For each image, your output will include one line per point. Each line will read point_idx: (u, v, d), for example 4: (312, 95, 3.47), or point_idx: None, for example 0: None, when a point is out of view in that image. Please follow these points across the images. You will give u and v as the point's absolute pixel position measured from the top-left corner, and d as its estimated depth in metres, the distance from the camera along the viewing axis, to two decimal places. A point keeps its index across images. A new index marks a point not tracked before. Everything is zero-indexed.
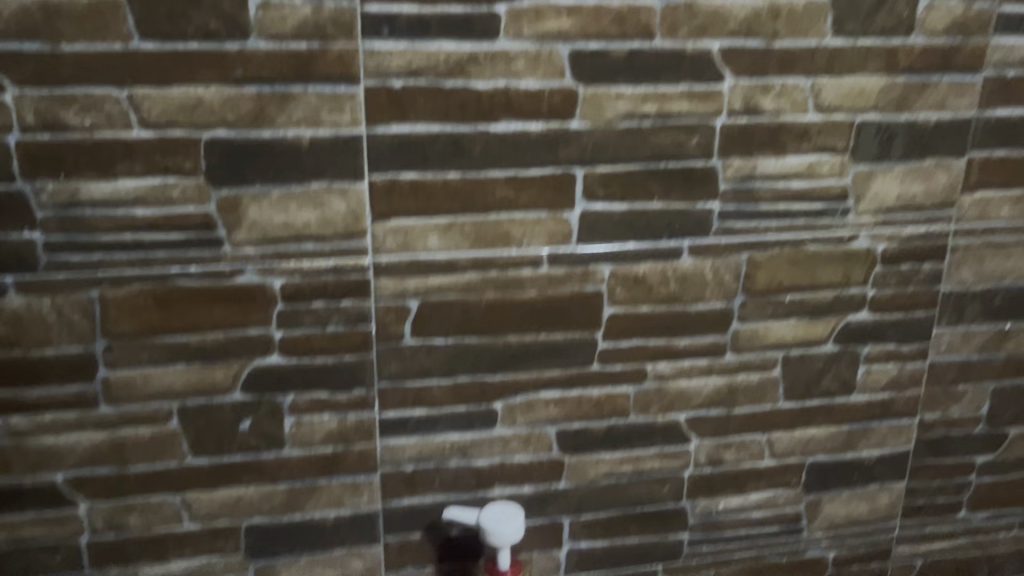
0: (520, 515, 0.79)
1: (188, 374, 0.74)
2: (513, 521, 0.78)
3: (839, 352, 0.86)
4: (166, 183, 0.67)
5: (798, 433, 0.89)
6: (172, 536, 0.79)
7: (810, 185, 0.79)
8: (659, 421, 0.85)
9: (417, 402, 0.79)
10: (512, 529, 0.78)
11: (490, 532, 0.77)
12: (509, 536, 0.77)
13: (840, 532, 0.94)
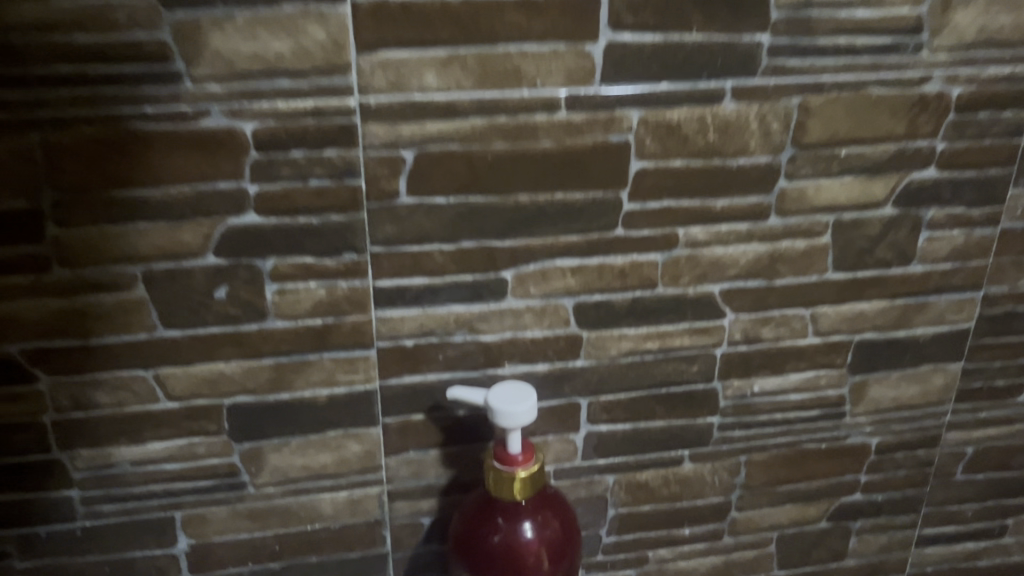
0: (533, 395, 0.70)
1: (152, 234, 0.64)
2: (525, 401, 0.69)
3: (899, 217, 0.75)
4: (109, 3, 0.57)
5: (847, 308, 0.79)
6: (148, 416, 0.71)
7: (878, 16, 0.66)
8: (691, 294, 0.75)
9: (416, 270, 0.69)
10: (525, 410, 0.69)
11: (500, 414, 0.69)
12: (520, 417, 0.69)
13: (886, 417, 0.86)
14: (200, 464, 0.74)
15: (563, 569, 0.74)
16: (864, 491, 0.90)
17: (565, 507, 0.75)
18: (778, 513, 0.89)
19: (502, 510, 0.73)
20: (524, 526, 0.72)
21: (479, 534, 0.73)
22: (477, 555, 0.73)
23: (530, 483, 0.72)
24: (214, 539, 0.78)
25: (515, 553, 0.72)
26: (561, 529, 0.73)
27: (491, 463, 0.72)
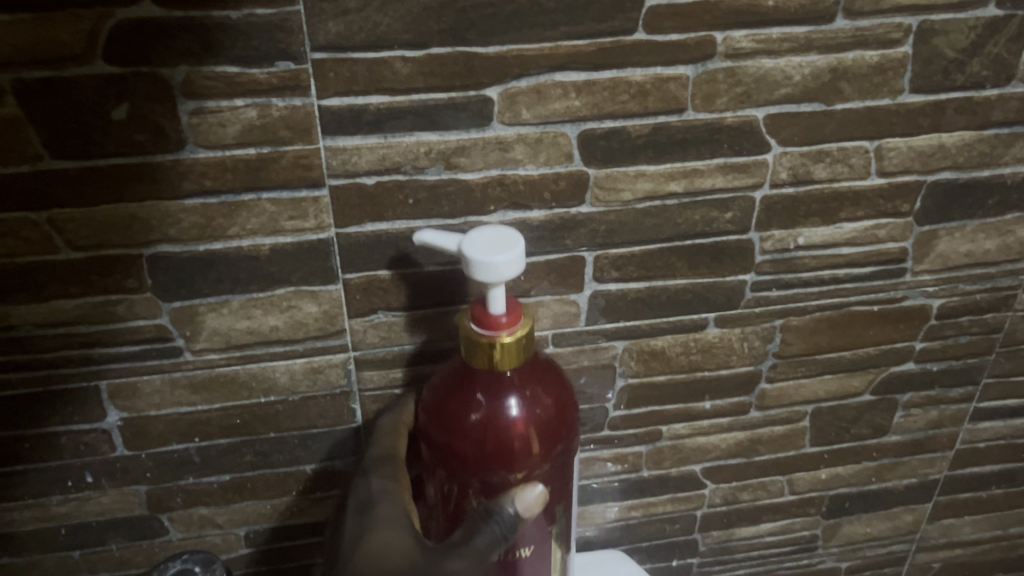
0: (521, 246, 0.55)
1: (17, 32, 0.49)
2: (512, 251, 0.54)
3: (1000, 19, 0.59)
4: None
5: (921, 141, 0.63)
6: (47, 268, 0.58)
7: None
8: (728, 121, 0.59)
9: (374, 85, 0.54)
10: (509, 263, 0.55)
11: (477, 264, 0.54)
12: (502, 267, 0.54)
13: (954, 274, 0.71)
14: (122, 328, 0.61)
15: (555, 456, 0.61)
16: (918, 360, 0.77)
17: (559, 383, 0.62)
18: (816, 385, 0.77)
19: (482, 385, 0.60)
20: (510, 403, 0.59)
21: (454, 411, 0.60)
22: (451, 438, 0.60)
23: (518, 353, 0.58)
24: (150, 413, 0.66)
25: (498, 436, 0.59)
26: (554, 408, 0.61)
27: (469, 324, 0.59)
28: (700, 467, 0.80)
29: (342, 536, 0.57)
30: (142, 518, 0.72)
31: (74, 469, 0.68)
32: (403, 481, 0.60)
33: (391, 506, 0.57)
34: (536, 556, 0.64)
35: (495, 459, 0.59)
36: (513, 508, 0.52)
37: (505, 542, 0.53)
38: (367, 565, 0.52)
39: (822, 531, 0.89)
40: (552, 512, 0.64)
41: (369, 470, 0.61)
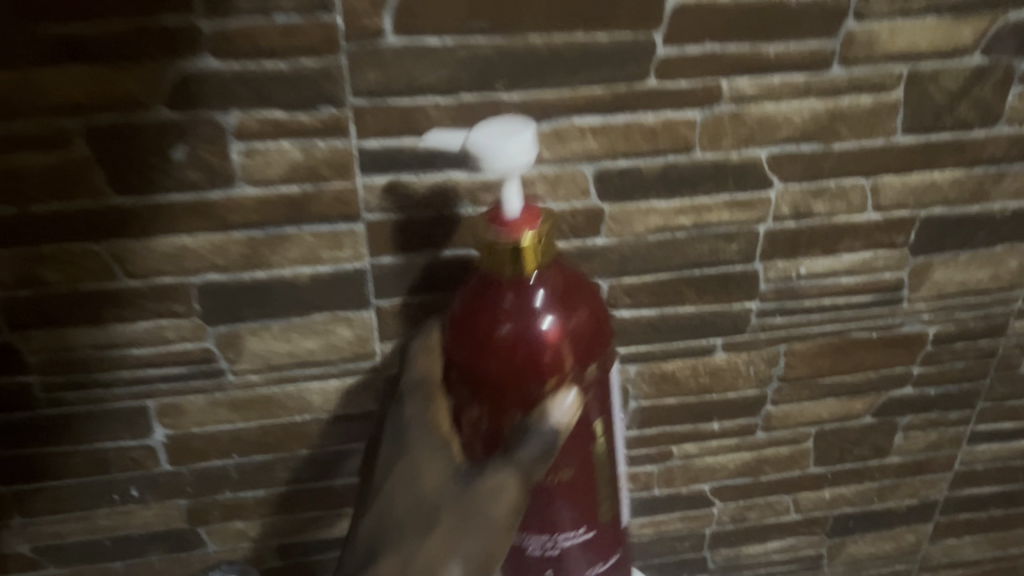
0: (529, 125, 0.52)
1: (90, 81, 0.54)
2: (520, 135, 0.51)
3: (986, 68, 0.63)
4: None
5: (914, 178, 0.68)
6: (104, 295, 0.62)
7: None
8: (733, 160, 0.64)
9: (408, 129, 0.59)
10: (521, 150, 0.51)
11: (486, 153, 0.50)
12: (512, 152, 0.50)
13: (949, 303, 0.76)
14: (170, 350, 0.66)
15: (591, 366, 0.57)
16: (917, 384, 0.81)
17: (589, 292, 0.58)
18: (819, 408, 0.81)
19: (508, 293, 0.55)
20: (540, 312, 0.54)
21: (481, 326, 0.55)
22: (477, 354, 0.55)
23: (539, 252, 0.54)
24: (193, 430, 0.70)
25: (530, 349, 0.54)
26: (586, 314, 0.56)
27: (484, 230, 0.54)
28: (709, 486, 0.84)
29: (382, 464, 0.58)
30: (182, 530, 0.76)
31: (120, 483, 0.72)
32: (440, 402, 0.58)
33: (425, 438, 0.57)
34: (577, 480, 0.60)
35: (528, 375, 0.54)
36: (552, 423, 0.53)
37: (550, 454, 0.53)
38: (401, 509, 0.55)
39: (827, 550, 0.93)
40: (592, 429, 0.59)
41: (407, 393, 0.59)
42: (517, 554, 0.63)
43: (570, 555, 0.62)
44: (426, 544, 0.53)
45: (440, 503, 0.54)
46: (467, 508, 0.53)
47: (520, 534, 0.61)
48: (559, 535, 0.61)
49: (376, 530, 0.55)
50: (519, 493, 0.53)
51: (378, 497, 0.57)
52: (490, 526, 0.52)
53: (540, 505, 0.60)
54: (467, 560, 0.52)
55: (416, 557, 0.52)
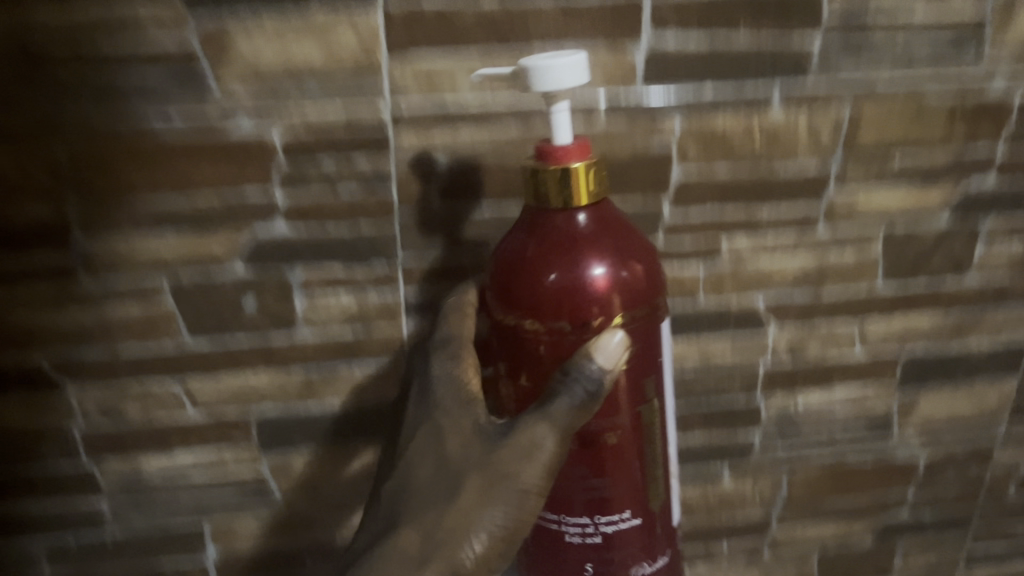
0: (584, 56, 0.52)
1: (180, 243, 0.63)
2: (571, 55, 0.50)
3: (955, 227, 0.72)
4: (134, 12, 0.55)
5: (897, 322, 0.75)
6: (174, 427, 0.70)
7: (935, 19, 0.63)
8: (734, 307, 0.72)
9: (450, 281, 0.66)
10: (570, 72, 0.50)
11: (535, 71, 0.50)
12: (561, 71, 0.50)
13: (936, 432, 0.82)
14: (228, 476, 0.72)
15: (641, 317, 0.55)
16: (913, 509, 0.86)
17: (640, 241, 0.56)
18: (822, 532, 0.86)
19: (554, 239, 0.54)
20: (589, 259, 0.53)
21: (525, 273, 0.54)
22: (523, 304, 0.54)
23: (589, 185, 0.53)
24: (243, 547, 0.75)
25: (578, 297, 0.53)
26: (635, 261, 0.54)
27: (532, 165, 0.54)
28: None
29: (408, 419, 0.60)
30: None
31: None
32: (470, 358, 0.59)
33: (451, 392, 0.58)
34: (624, 449, 0.57)
35: (575, 324, 0.53)
36: (596, 364, 0.51)
37: (593, 402, 0.52)
38: (425, 472, 0.56)
39: None
40: (642, 387, 0.57)
41: (438, 347, 0.60)
42: (558, 544, 0.60)
43: (616, 544, 0.59)
44: (451, 510, 0.52)
45: (464, 465, 0.54)
46: (493, 471, 0.52)
47: (560, 515, 0.59)
48: (601, 519, 0.58)
49: (401, 492, 0.57)
50: (555, 449, 0.52)
51: (403, 459, 0.58)
52: (517, 489, 0.52)
53: (581, 477, 0.57)
54: (490, 527, 0.52)
55: (440, 521, 0.53)
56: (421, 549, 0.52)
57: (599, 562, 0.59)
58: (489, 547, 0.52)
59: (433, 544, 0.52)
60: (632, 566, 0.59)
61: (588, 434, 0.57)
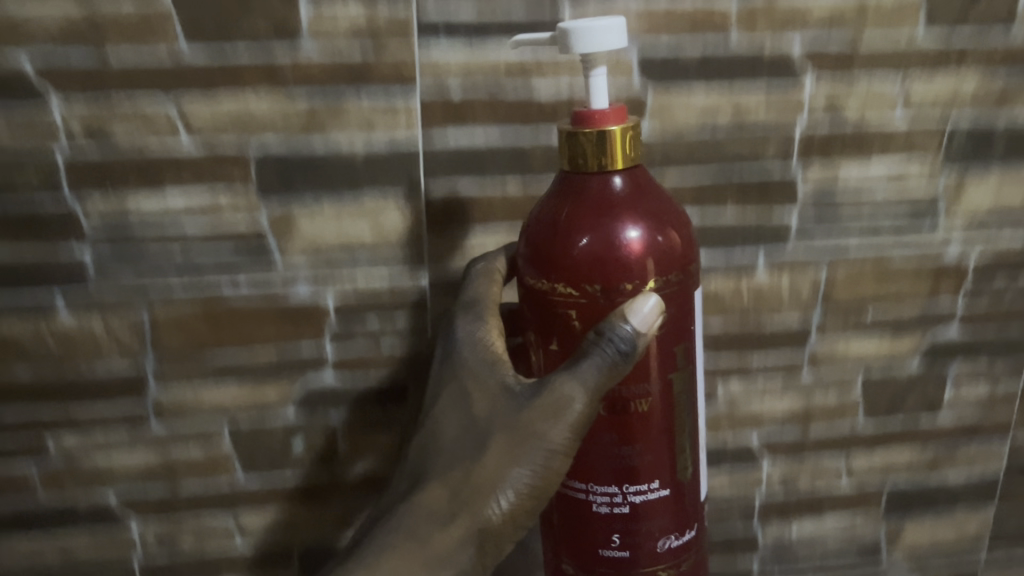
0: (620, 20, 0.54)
1: (240, 392, 0.70)
2: (610, 19, 0.53)
3: (926, 371, 0.80)
4: (216, 197, 0.64)
5: (879, 456, 0.83)
6: (224, 556, 0.75)
7: (895, 196, 0.73)
8: (729, 444, 0.80)
9: None
10: (611, 33, 0.53)
11: (576, 33, 0.53)
12: (602, 36, 0.53)
13: (922, 558, 0.88)
14: None
15: (675, 284, 0.56)
16: None
17: (676, 209, 0.57)
18: None
19: (589, 202, 0.55)
20: (624, 222, 0.55)
21: (558, 238, 0.56)
22: (555, 269, 0.56)
23: (626, 149, 0.55)
24: None
25: (609, 261, 0.54)
26: (670, 226, 0.56)
27: (568, 129, 0.56)
28: None
29: (431, 383, 0.60)
30: None
31: None
32: (494, 322, 0.60)
33: (476, 352, 0.59)
34: (652, 417, 0.59)
35: (607, 287, 0.55)
36: (630, 326, 0.52)
37: (625, 363, 0.53)
38: (449, 432, 0.56)
39: None
40: (673, 356, 0.58)
41: (461, 310, 0.61)
42: (586, 515, 0.61)
43: (643, 514, 0.60)
44: (480, 464, 0.53)
45: (490, 423, 0.54)
46: (522, 428, 0.53)
47: (589, 484, 0.60)
48: (629, 489, 0.60)
49: (424, 449, 0.57)
50: (585, 409, 0.52)
51: (425, 421, 0.59)
52: (544, 448, 0.52)
53: (610, 445, 0.59)
54: (517, 485, 0.53)
55: (467, 478, 0.53)
56: (446, 506, 0.53)
57: (626, 534, 0.60)
58: (516, 505, 0.53)
59: (460, 502, 0.53)
60: (659, 538, 0.61)
61: (617, 400, 0.58)
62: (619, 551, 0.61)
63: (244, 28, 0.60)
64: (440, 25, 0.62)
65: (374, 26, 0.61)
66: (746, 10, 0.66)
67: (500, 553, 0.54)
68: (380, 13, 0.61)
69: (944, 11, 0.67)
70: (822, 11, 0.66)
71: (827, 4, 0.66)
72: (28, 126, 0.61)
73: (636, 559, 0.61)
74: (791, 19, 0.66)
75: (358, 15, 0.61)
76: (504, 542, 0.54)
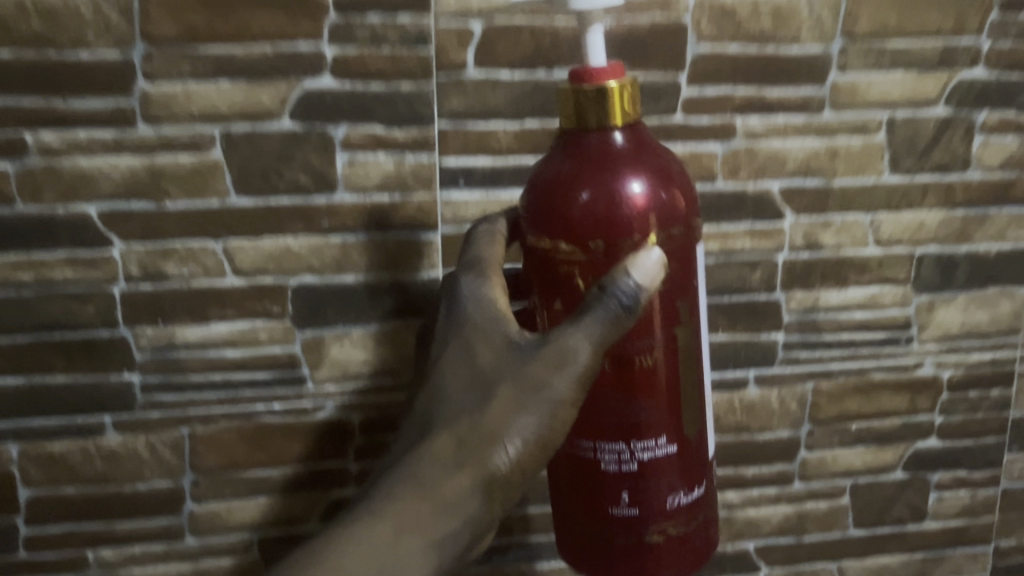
0: None
1: (269, 506, 0.75)
2: None
3: (909, 479, 0.85)
4: (255, 326, 0.71)
5: (871, 561, 0.87)
6: None
7: (872, 316, 0.80)
8: (728, 550, 0.85)
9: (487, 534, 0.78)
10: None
11: None
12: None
13: None
14: None
15: (676, 239, 0.57)
16: None
17: (677, 168, 0.58)
18: None
19: (590, 158, 0.56)
20: (626, 176, 0.55)
21: (560, 193, 0.56)
22: (558, 225, 0.56)
23: (624, 105, 0.56)
24: None
25: (610, 213, 0.55)
26: (670, 182, 0.57)
27: (570, 87, 0.57)
28: None
29: (435, 340, 0.61)
30: None
31: None
32: (497, 279, 0.61)
33: (479, 307, 0.59)
34: (658, 372, 0.58)
35: (609, 242, 0.55)
36: (633, 280, 0.53)
37: (628, 316, 0.53)
38: (455, 385, 0.58)
39: None
40: (676, 310, 0.58)
41: (463, 268, 0.62)
42: (595, 475, 0.60)
43: (651, 472, 0.59)
44: (489, 411, 0.55)
45: (496, 375, 0.56)
46: (528, 380, 0.54)
47: (596, 442, 0.59)
48: (636, 445, 0.59)
49: (432, 400, 0.59)
50: (589, 362, 0.54)
51: (432, 375, 0.60)
52: (550, 397, 0.54)
53: (616, 402, 0.58)
54: (524, 432, 0.54)
55: (474, 427, 0.55)
56: (455, 452, 0.55)
57: (635, 491, 0.59)
58: (524, 453, 0.54)
59: (467, 449, 0.55)
60: (668, 495, 0.60)
61: (622, 356, 0.58)
62: (629, 508, 0.59)
63: (286, 177, 0.68)
64: (459, 170, 0.69)
65: (401, 172, 0.68)
66: (730, 155, 0.73)
67: (510, 499, 0.56)
68: (407, 160, 0.68)
69: (906, 156, 0.76)
70: (797, 155, 0.74)
71: (802, 150, 0.74)
72: (91, 264, 0.68)
73: (646, 517, 0.59)
74: (770, 163, 0.74)
75: (387, 163, 0.68)
76: (514, 489, 0.55)
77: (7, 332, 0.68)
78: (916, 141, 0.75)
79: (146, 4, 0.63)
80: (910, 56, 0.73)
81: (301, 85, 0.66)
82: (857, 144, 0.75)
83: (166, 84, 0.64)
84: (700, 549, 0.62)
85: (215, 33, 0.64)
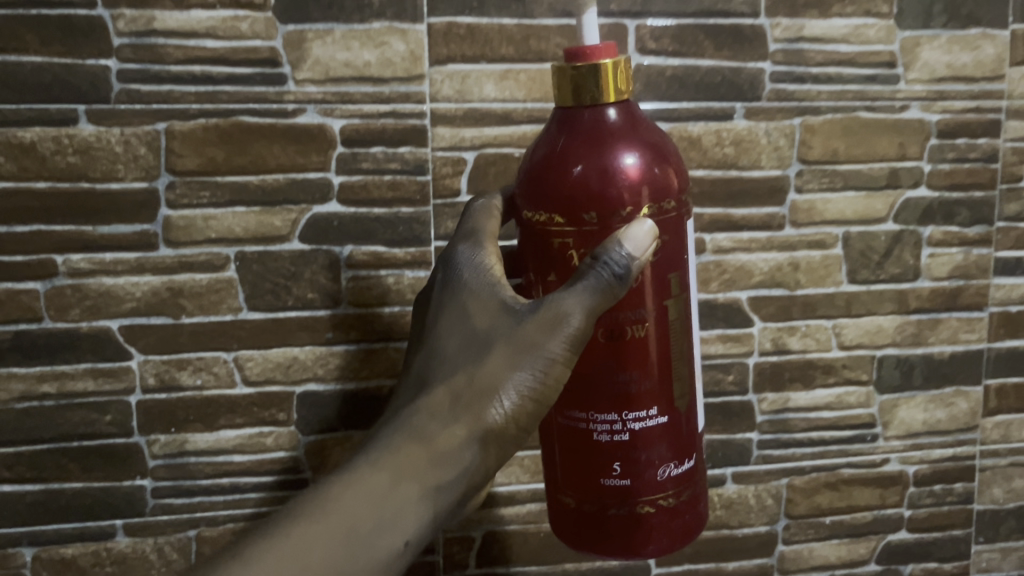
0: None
1: None
2: None
3: (882, 571, 0.90)
4: (262, 431, 0.75)
5: None
6: None
7: (838, 415, 0.85)
8: None
9: None
10: None
11: None
12: None
13: None
14: None
15: (667, 212, 0.59)
16: None
17: (667, 144, 0.60)
18: None
19: (582, 134, 0.58)
20: (617, 149, 0.57)
21: (555, 168, 0.58)
22: (552, 199, 0.58)
23: (617, 83, 0.58)
24: None
25: (603, 186, 0.57)
26: (660, 156, 0.58)
27: (565, 67, 0.58)
28: None
29: (434, 303, 0.64)
30: None
31: None
32: (493, 248, 0.64)
33: (477, 274, 0.62)
34: (649, 343, 0.60)
35: (602, 214, 0.57)
36: (626, 250, 0.55)
37: (619, 284, 0.56)
38: (454, 343, 0.61)
39: None
40: (668, 283, 0.60)
41: (461, 239, 0.64)
42: (588, 445, 0.61)
43: (643, 442, 0.61)
44: (487, 366, 0.58)
45: (493, 335, 0.59)
46: (523, 339, 0.58)
47: (589, 412, 0.61)
48: (628, 416, 0.60)
49: (433, 358, 0.62)
50: (581, 324, 0.56)
51: (432, 334, 0.63)
52: (543, 356, 0.57)
53: (608, 372, 0.60)
54: (520, 387, 0.57)
55: (472, 382, 0.58)
56: (453, 405, 0.58)
57: (627, 462, 0.61)
58: (519, 407, 0.58)
59: (465, 401, 0.58)
60: (658, 467, 0.61)
61: (615, 326, 0.60)
62: (620, 479, 0.61)
63: (295, 292, 0.73)
64: None
65: (401, 286, 0.74)
66: (702, 268, 0.80)
67: (504, 452, 0.59)
68: (406, 275, 0.74)
69: (862, 268, 0.83)
70: (762, 267, 0.81)
71: (767, 263, 0.81)
72: (110, 375, 0.73)
73: (636, 488, 0.61)
74: (738, 274, 0.81)
75: (388, 278, 0.74)
76: (508, 442, 0.58)
77: (29, 441, 0.73)
78: (870, 254, 0.83)
79: (172, 140, 0.69)
80: (859, 179, 0.81)
81: (310, 210, 0.72)
82: (817, 256, 0.82)
83: (187, 211, 0.71)
84: (689, 523, 0.64)
85: (233, 165, 0.71)
